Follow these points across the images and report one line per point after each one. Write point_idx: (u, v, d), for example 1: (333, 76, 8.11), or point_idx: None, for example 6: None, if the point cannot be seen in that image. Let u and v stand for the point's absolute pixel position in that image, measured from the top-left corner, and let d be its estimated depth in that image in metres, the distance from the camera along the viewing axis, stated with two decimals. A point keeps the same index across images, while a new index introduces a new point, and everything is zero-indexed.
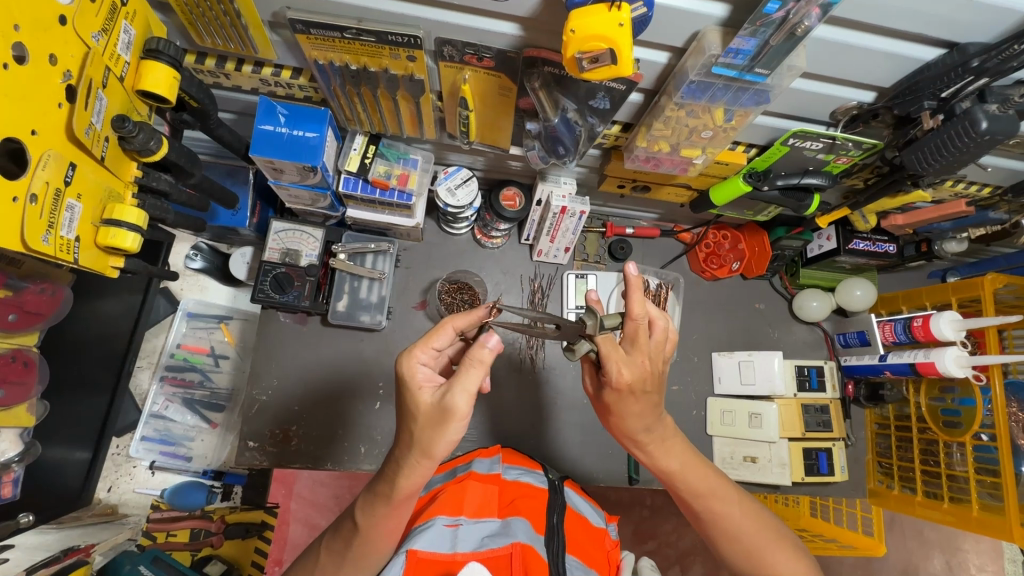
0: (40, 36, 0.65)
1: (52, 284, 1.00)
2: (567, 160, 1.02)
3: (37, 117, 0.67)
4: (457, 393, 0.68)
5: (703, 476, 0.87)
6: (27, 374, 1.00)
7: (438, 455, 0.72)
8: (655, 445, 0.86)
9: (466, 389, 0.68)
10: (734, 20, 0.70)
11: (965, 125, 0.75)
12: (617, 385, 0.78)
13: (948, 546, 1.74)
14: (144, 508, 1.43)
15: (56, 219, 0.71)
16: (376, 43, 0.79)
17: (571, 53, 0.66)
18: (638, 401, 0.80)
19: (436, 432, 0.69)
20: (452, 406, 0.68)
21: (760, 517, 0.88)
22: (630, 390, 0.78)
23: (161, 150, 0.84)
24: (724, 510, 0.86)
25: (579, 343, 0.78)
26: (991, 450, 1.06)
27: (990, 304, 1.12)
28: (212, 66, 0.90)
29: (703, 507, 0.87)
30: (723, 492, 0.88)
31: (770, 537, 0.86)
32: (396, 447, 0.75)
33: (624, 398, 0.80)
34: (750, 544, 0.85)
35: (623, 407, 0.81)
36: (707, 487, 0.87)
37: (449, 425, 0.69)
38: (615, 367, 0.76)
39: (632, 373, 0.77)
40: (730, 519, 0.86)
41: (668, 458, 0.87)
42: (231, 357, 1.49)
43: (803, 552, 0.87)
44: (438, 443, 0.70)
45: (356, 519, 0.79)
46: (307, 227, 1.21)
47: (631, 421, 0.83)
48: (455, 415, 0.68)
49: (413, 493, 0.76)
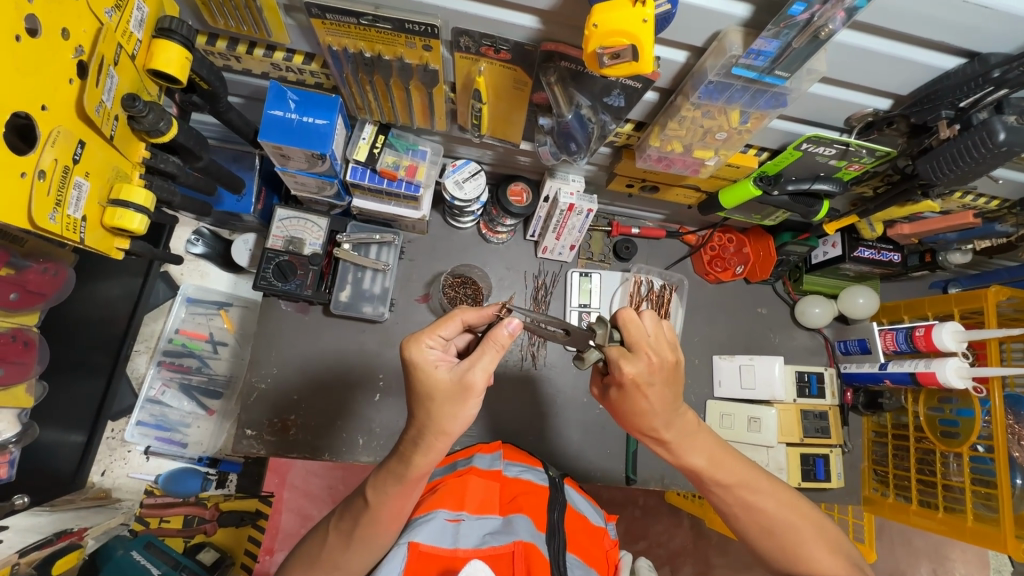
0: (54, 10, 0.64)
1: (55, 264, 0.99)
2: (578, 158, 1.01)
3: (48, 92, 0.65)
4: (477, 370, 0.70)
5: (730, 468, 0.85)
6: (27, 354, 0.98)
7: (453, 432, 0.72)
8: (676, 445, 0.84)
9: (487, 368, 0.70)
10: (757, 21, 0.69)
11: (982, 135, 0.75)
12: (620, 379, 0.78)
13: (935, 556, 1.76)
14: (137, 493, 1.42)
15: (64, 197, 0.70)
16: (392, 31, 0.78)
17: (591, 48, 0.65)
18: (647, 397, 0.78)
19: (457, 406, 0.71)
20: (470, 382, 0.70)
21: (798, 507, 0.84)
22: (636, 383, 0.77)
23: (170, 132, 0.83)
24: (760, 504, 0.83)
25: (586, 354, 0.80)
26: (986, 461, 1.07)
27: (993, 317, 1.12)
28: (223, 48, 0.89)
29: (734, 500, 0.84)
30: (755, 483, 0.84)
31: (808, 528, 0.83)
32: (410, 431, 0.74)
33: (631, 394, 0.79)
34: (783, 536, 0.82)
35: (630, 402, 0.80)
36: (736, 478, 0.84)
37: (468, 401, 0.71)
38: (618, 364, 0.77)
39: (636, 371, 0.76)
40: (765, 513, 0.83)
41: (692, 454, 0.85)
42: (230, 343, 1.48)
43: (845, 550, 0.83)
44: (455, 420, 0.71)
45: (367, 498, 0.78)
46: (311, 215, 1.19)
47: (643, 413, 0.81)
48: (474, 391, 0.70)
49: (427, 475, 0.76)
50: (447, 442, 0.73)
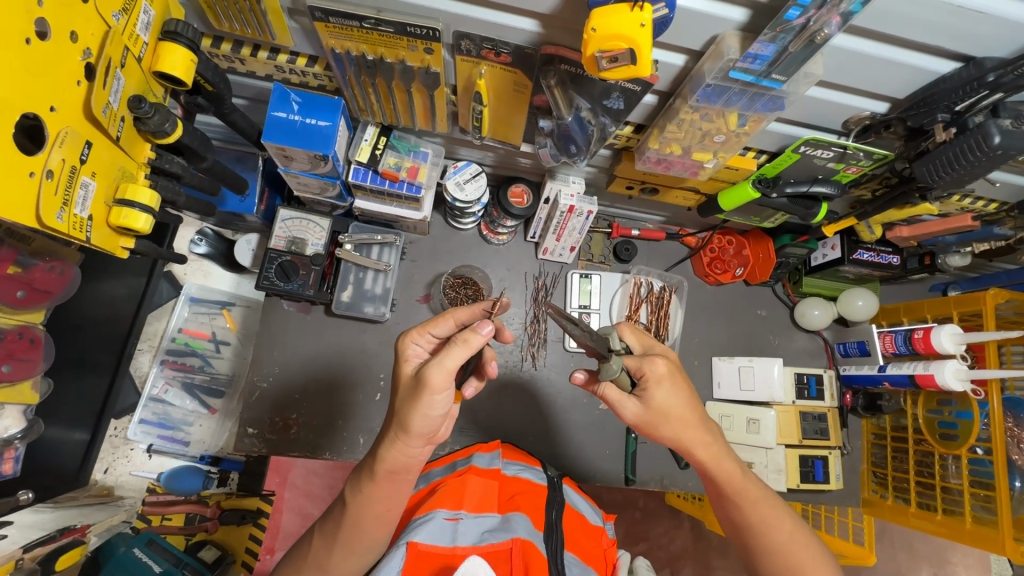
0: (63, 14, 0.65)
1: (61, 262, 1.00)
2: (578, 160, 1.03)
3: (56, 93, 0.67)
4: (433, 366, 0.67)
5: (753, 481, 0.84)
6: (33, 351, 0.99)
7: (414, 431, 0.71)
8: (708, 461, 0.82)
9: (444, 364, 0.68)
10: (754, 25, 0.70)
11: (978, 139, 0.76)
12: (656, 374, 0.78)
13: (937, 560, 1.75)
14: (140, 491, 1.43)
15: (71, 196, 0.71)
16: (395, 34, 0.79)
17: (590, 52, 0.66)
18: (682, 387, 0.79)
19: (414, 402, 0.69)
20: (426, 377, 0.68)
21: (804, 532, 0.83)
22: (670, 373, 0.78)
23: (176, 132, 0.84)
24: (775, 519, 0.82)
25: (609, 359, 0.76)
26: (985, 463, 1.07)
27: (991, 319, 1.13)
28: (227, 50, 0.90)
29: (755, 513, 0.82)
30: (773, 501, 0.84)
31: (812, 557, 0.81)
32: (385, 426, 0.76)
33: (671, 386, 0.78)
34: (789, 558, 0.81)
35: (671, 400, 0.78)
36: (760, 493, 0.84)
37: (423, 396, 0.68)
38: (649, 359, 0.78)
39: (667, 362, 0.78)
40: (777, 529, 0.82)
41: (727, 458, 0.82)
42: (232, 343, 1.49)
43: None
44: (416, 418, 0.70)
45: (346, 502, 0.79)
46: (313, 215, 1.20)
47: (682, 416, 0.79)
48: (428, 386, 0.68)
49: (395, 473, 0.76)
50: (409, 442, 0.73)
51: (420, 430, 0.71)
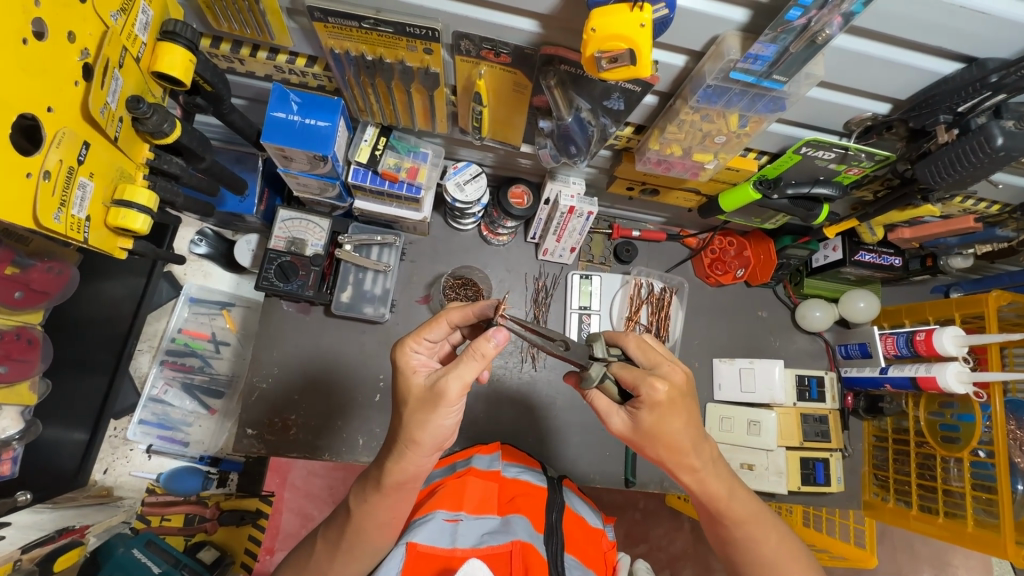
0: (61, 13, 0.65)
1: (58, 263, 1.00)
2: (578, 160, 1.02)
3: (53, 93, 0.66)
4: (451, 379, 0.68)
5: (743, 501, 0.83)
6: (31, 352, 0.98)
7: (423, 441, 0.71)
8: (692, 484, 0.81)
9: (462, 376, 0.68)
10: (755, 26, 0.70)
11: (980, 140, 0.75)
12: (653, 401, 0.75)
13: (938, 562, 1.75)
14: (140, 491, 1.43)
15: (68, 197, 0.71)
16: (394, 35, 0.78)
17: (590, 52, 0.66)
18: (680, 414, 0.76)
19: (427, 414, 0.69)
20: (443, 390, 0.68)
21: (792, 547, 0.83)
22: (670, 396, 0.75)
23: (174, 133, 0.84)
24: (760, 535, 0.82)
25: (589, 367, 0.79)
26: (988, 466, 1.06)
27: (994, 321, 1.12)
28: (227, 51, 0.89)
29: (742, 532, 0.82)
30: (764, 519, 0.83)
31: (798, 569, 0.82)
32: (389, 436, 0.76)
33: (667, 411, 0.75)
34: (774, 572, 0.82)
35: (665, 425, 0.75)
36: (748, 512, 0.82)
37: (438, 408, 0.69)
38: (648, 382, 0.74)
39: (668, 387, 0.74)
40: (763, 543, 0.82)
41: (713, 482, 0.80)
42: (231, 343, 1.48)
43: None
44: (417, 423, 0.70)
45: (348, 507, 0.79)
46: (314, 216, 1.19)
47: (670, 443, 0.77)
48: (445, 399, 0.68)
49: (402, 484, 0.75)
50: (417, 453, 0.72)
51: (429, 441, 0.71)
